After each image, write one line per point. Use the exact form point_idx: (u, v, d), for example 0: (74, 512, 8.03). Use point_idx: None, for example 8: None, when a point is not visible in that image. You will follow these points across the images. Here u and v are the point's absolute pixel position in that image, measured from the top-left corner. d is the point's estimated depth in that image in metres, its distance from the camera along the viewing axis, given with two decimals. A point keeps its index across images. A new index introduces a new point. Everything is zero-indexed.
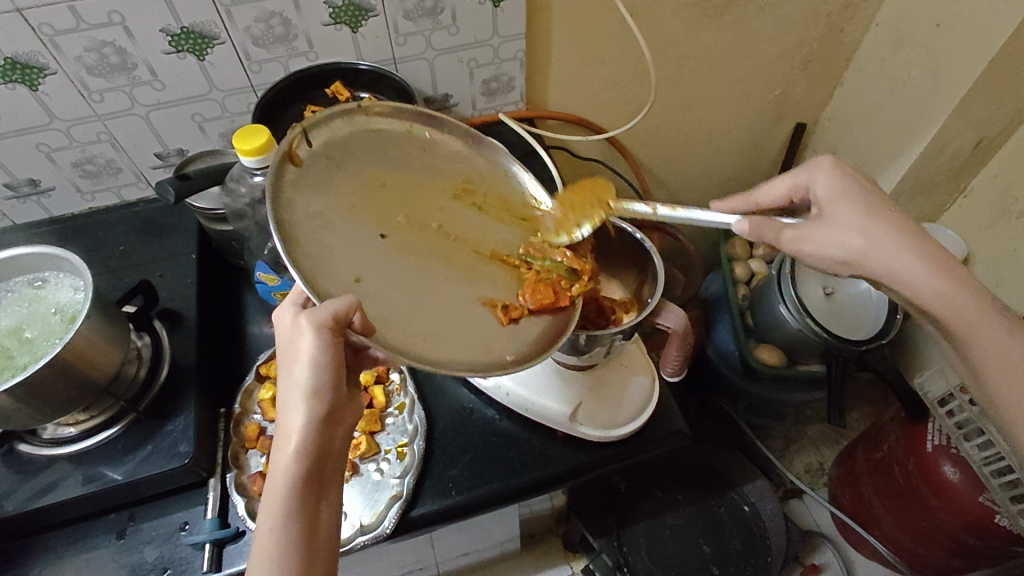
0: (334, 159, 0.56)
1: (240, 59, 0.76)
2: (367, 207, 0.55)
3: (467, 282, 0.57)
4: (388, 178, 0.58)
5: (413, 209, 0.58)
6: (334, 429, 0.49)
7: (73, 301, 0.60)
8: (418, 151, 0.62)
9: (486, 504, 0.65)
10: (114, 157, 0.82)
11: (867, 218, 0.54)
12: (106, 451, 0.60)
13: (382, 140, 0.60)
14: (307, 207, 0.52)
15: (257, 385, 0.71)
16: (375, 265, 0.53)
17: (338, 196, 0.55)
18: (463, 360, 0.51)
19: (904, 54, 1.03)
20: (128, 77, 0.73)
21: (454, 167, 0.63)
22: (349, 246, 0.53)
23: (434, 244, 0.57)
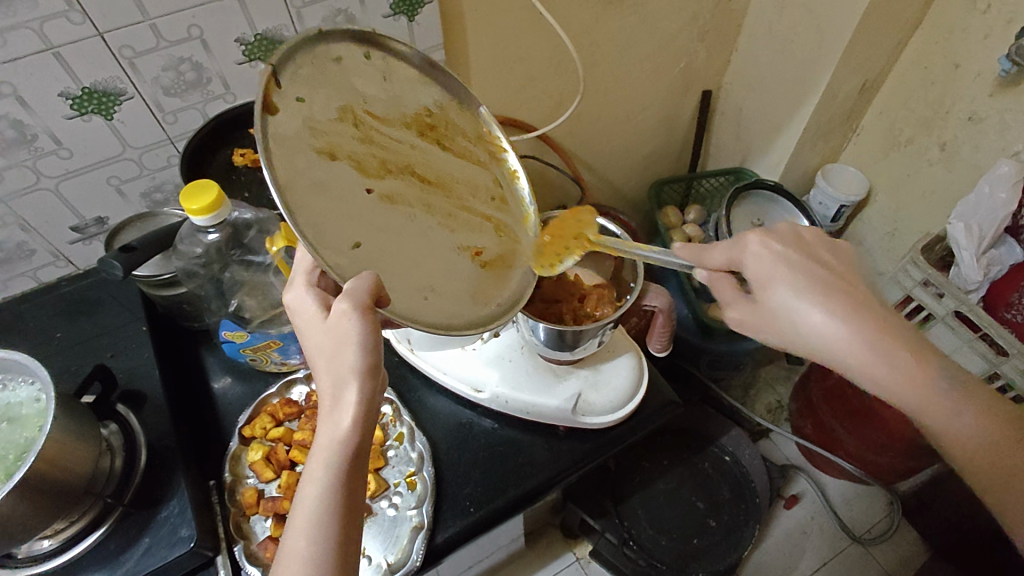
0: (306, 101, 0.49)
1: (153, 112, 0.71)
2: (353, 156, 0.52)
3: (455, 227, 0.58)
4: (360, 118, 0.54)
5: (388, 156, 0.55)
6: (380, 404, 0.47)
7: (27, 402, 0.55)
8: (382, 82, 0.57)
9: (506, 513, 0.65)
10: (25, 239, 0.75)
11: (822, 305, 0.52)
12: (97, 556, 0.55)
13: (344, 69, 0.53)
14: (295, 165, 0.46)
15: (244, 448, 0.67)
16: (372, 226, 0.51)
17: (322, 146, 0.49)
18: (465, 320, 0.55)
19: (787, 14, 1.12)
20: (30, 150, 0.67)
21: (412, 97, 0.59)
22: (345, 210, 0.49)
23: (414, 193, 0.56)
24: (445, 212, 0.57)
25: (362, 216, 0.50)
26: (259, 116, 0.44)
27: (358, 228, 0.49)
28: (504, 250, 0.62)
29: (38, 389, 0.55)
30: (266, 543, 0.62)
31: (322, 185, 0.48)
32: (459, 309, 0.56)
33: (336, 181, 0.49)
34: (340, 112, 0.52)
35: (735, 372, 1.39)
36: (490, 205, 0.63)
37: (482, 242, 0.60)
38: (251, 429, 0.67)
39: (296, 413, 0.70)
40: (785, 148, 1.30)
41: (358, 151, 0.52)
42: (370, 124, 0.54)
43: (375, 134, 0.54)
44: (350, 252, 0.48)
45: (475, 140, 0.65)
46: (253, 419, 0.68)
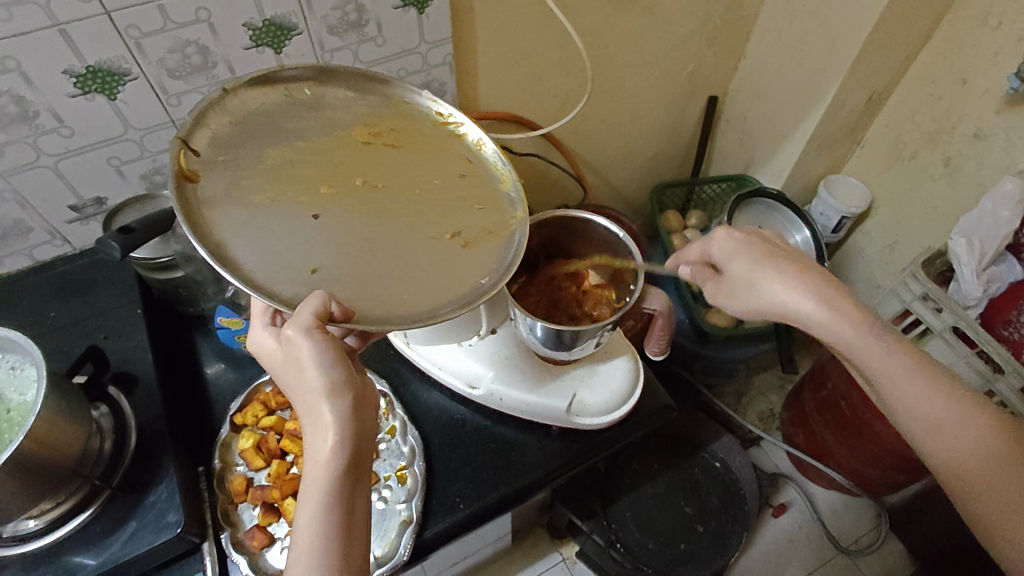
0: (232, 159, 0.54)
1: (157, 94, 0.70)
2: (294, 188, 0.55)
3: (428, 217, 0.59)
4: (296, 153, 0.57)
5: (337, 170, 0.58)
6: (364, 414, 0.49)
7: (17, 381, 0.54)
8: (313, 112, 0.60)
9: (495, 510, 0.65)
10: (22, 216, 0.74)
11: (778, 272, 0.60)
12: (82, 537, 0.55)
13: (271, 117, 0.58)
14: (233, 218, 0.52)
15: (235, 435, 0.67)
16: (327, 244, 0.54)
17: (254, 196, 0.54)
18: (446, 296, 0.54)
19: (798, 23, 1.11)
20: (31, 126, 0.66)
21: (349, 112, 0.61)
22: (294, 237, 0.53)
23: (366, 201, 0.58)
24: (407, 211, 0.58)
25: (308, 241, 0.54)
26: (175, 188, 0.50)
27: (302, 245, 0.53)
28: (485, 224, 0.60)
29: (30, 368, 0.55)
30: (254, 531, 0.61)
31: (264, 225, 0.53)
32: (435, 288, 0.55)
33: (282, 218, 0.53)
34: (265, 154, 0.56)
35: (728, 379, 1.39)
36: (462, 183, 0.62)
37: (458, 223, 0.59)
38: (241, 417, 0.67)
39: (288, 402, 0.69)
40: (789, 157, 1.30)
41: (291, 182, 0.55)
42: (306, 152, 0.57)
43: (311, 158, 0.57)
44: (310, 276, 0.52)
45: (433, 131, 0.65)
46: (245, 406, 0.68)
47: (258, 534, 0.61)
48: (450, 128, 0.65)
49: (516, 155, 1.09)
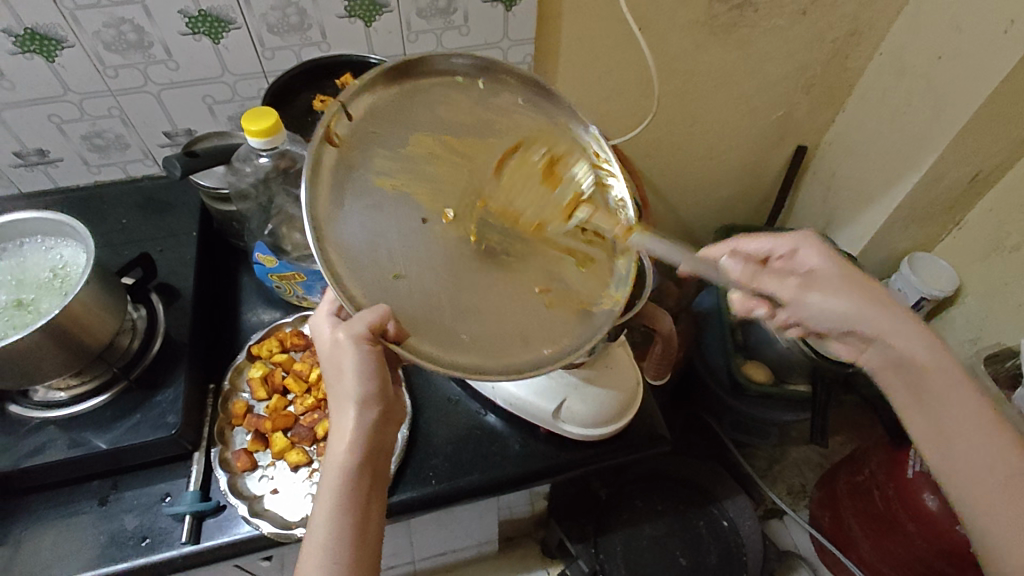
0: (376, 134, 0.56)
1: (255, 45, 0.77)
2: (415, 186, 0.56)
3: (528, 269, 0.58)
4: (433, 143, 0.58)
5: (460, 177, 0.58)
6: (386, 428, 0.55)
7: (68, 267, 0.61)
8: (469, 104, 0.59)
9: (464, 494, 0.66)
10: (123, 132, 0.83)
11: (885, 312, 0.57)
12: (94, 417, 0.61)
13: (426, 100, 0.58)
14: (350, 196, 0.53)
15: (249, 363, 0.72)
16: (421, 257, 0.55)
17: (384, 179, 0.55)
18: (502, 366, 0.54)
19: (905, 84, 1.05)
20: (144, 55, 0.75)
21: (508, 119, 0.60)
22: (392, 241, 0.54)
23: (483, 223, 0.57)
24: (512, 248, 0.58)
25: (410, 251, 0.54)
26: (316, 146, 0.51)
27: (400, 253, 0.54)
28: (579, 293, 0.58)
29: (79, 260, 0.62)
30: (240, 454, 0.65)
31: (376, 219, 0.54)
32: (501, 351, 0.55)
33: (393, 214, 0.55)
34: (409, 143, 0.57)
35: (760, 440, 1.32)
36: (577, 238, 0.60)
37: (554, 280, 0.58)
38: (258, 349, 0.72)
39: (302, 346, 0.73)
40: (872, 222, 1.22)
41: (424, 183, 0.57)
42: (445, 156, 0.58)
43: (446, 163, 0.58)
44: (390, 281, 0.53)
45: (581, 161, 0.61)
46: (264, 340, 0.73)
47: (244, 456, 0.65)
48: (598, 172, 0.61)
49: None
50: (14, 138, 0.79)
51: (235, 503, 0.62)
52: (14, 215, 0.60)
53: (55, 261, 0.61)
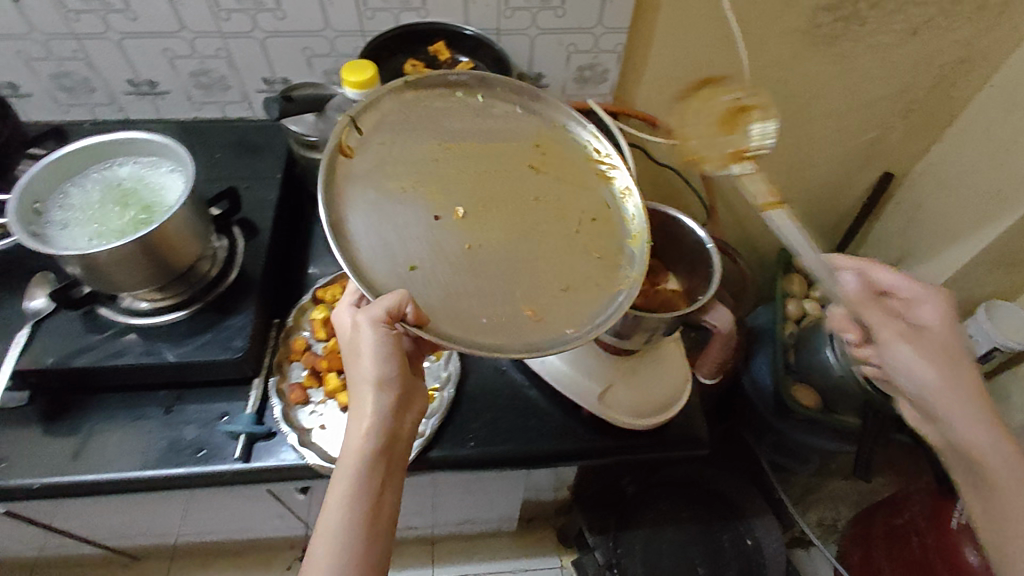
0: (386, 144, 0.62)
1: (358, 4, 0.81)
2: (427, 187, 0.61)
3: (553, 262, 0.60)
4: (443, 150, 0.63)
5: (475, 182, 0.63)
6: (403, 415, 0.58)
7: (167, 187, 0.65)
8: (474, 117, 0.67)
9: (499, 461, 0.67)
10: (226, 74, 0.88)
11: (931, 362, 0.66)
12: (171, 330, 0.66)
13: (431, 112, 0.65)
14: (365, 193, 0.58)
15: (311, 305, 0.75)
16: (437, 245, 0.58)
17: (390, 181, 0.60)
18: (523, 343, 0.55)
19: (1012, 120, 0.99)
20: (256, 2, 0.79)
21: (520, 133, 0.67)
22: (407, 233, 0.58)
23: (488, 218, 0.61)
24: (526, 240, 0.61)
25: (421, 244, 0.58)
26: (329, 155, 0.58)
27: (410, 242, 0.58)
28: (597, 276, 0.60)
29: (178, 183, 0.65)
30: (296, 387, 0.68)
31: (387, 215, 0.58)
32: (519, 329, 0.56)
33: (401, 211, 0.59)
34: (416, 150, 0.63)
35: (799, 466, 1.27)
36: (589, 227, 0.63)
37: (570, 271, 0.60)
38: (321, 292, 0.75)
39: None
40: (954, 262, 1.16)
41: (426, 183, 0.61)
42: (450, 161, 0.63)
43: (456, 165, 0.63)
44: (403, 271, 0.56)
45: (577, 161, 0.67)
46: (328, 285, 0.76)
47: (298, 391, 0.68)
48: (601, 167, 0.67)
49: (655, 163, 1.09)
50: (130, 67, 0.85)
51: (285, 431, 0.65)
52: (129, 132, 0.65)
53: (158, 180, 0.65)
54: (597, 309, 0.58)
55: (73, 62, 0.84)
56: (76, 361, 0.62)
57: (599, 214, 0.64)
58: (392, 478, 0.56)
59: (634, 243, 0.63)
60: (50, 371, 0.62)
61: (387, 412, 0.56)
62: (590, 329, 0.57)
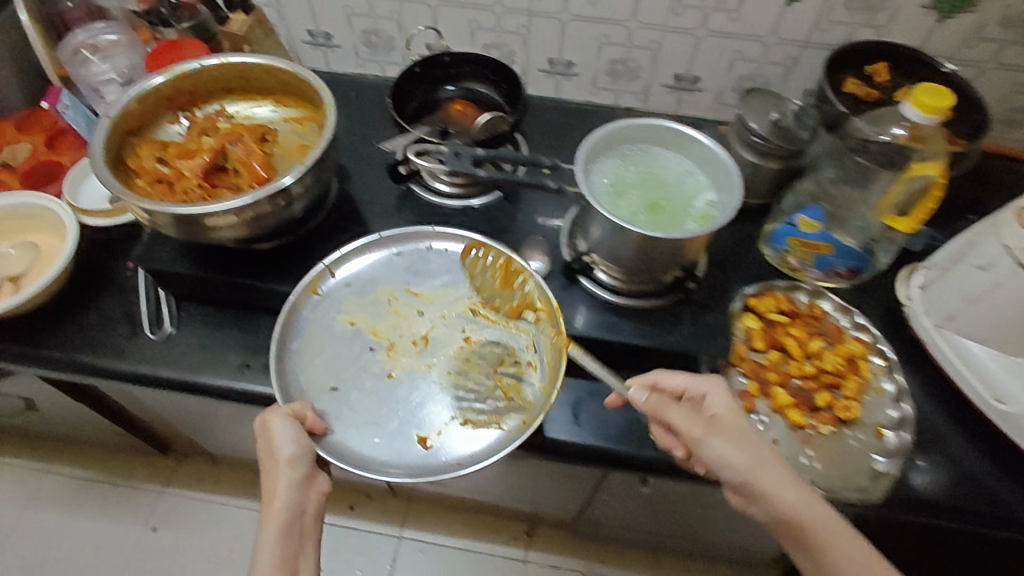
0: (352, 284, 0.71)
1: (820, 15, 0.79)
2: (372, 318, 0.69)
3: (459, 402, 0.65)
4: (395, 294, 0.71)
5: (412, 319, 0.69)
6: (310, 491, 0.58)
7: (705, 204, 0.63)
8: (433, 253, 0.74)
9: (963, 522, 0.62)
10: (643, 65, 0.90)
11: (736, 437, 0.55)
12: (642, 318, 0.67)
13: (404, 258, 0.73)
14: (322, 328, 0.68)
15: (741, 312, 0.72)
16: (359, 372, 0.66)
17: (341, 316, 0.69)
18: (409, 473, 0.60)
19: None
20: (718, 1, 0.80)
21: (482, 274, 0.71)
22: (337, 357, 0.67)
23: (410, 350, 0.68)
24: (439, 381, 0.66)
25: (353, 369, 0.66)
26: (304, 291, 0.68)
27: (353, 369, 0.66)
28: (502, 419, 0.64)
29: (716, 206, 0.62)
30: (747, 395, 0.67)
31: (331, 347, 0.67)
32: (423, 469, 0.61)
33: (347, 343, 0.68)
34: (379, 291, 0.71)
35: None
36: (508, 368, 0.66)
37: (462, 411, 0.64)
38: (755, 304, 0.72)
39: (793, 312, 0.73)
40: None
41: (386, 322, 0.69)
42: (414, 306, 0.71)
43: (405, 305, 0.71)
44: (328, 392, 0.64)
45: (494, 290, 0.70)
46: (761, 294, 0.73)
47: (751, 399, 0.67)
48: (523, 302, 0.69)
49: None
50: (561, 47, 0.89)
51: None
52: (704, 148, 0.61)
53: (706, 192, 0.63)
54: (485, 451, 0.62)
55: (512, 36, 0.89)
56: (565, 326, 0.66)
57: (508, 362, 0.66)
58: (303, 548, 0.57)
59: (545, 387, 0.65)
60: (546, 333, 0.66)
61: (298, 488, 0.57)
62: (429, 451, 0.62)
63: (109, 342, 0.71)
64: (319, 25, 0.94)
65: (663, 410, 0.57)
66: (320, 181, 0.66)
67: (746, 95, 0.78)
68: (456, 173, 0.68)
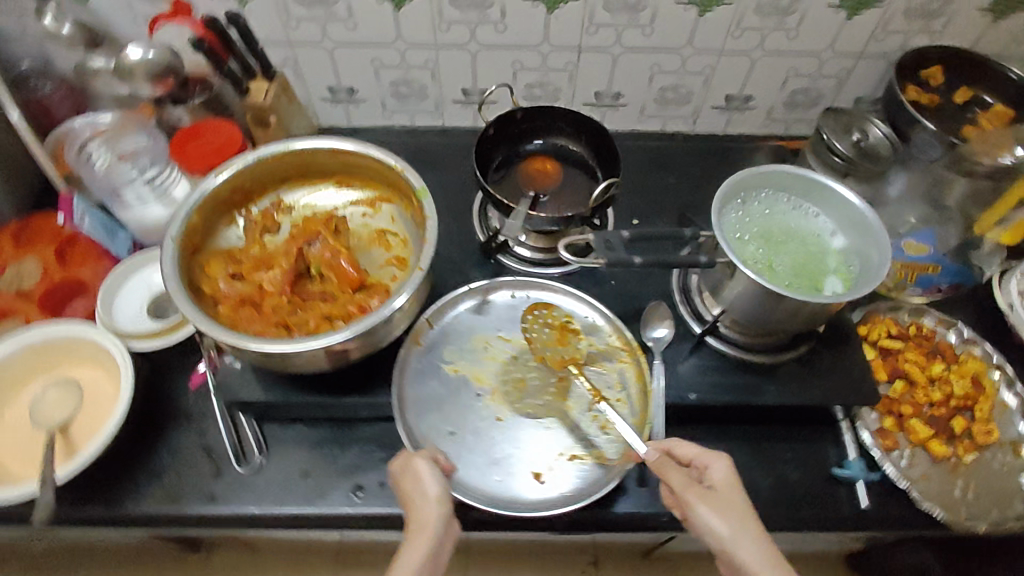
0: (449, 333, 0.65)
1: (879, 26, 0.78)
2: (472, 364, 0.64)
3: (565, 436, 0.61)
4: (489, 339, 0.66)
5: (511, 359, 0.65)
6: (450, 531, 0.54)
7: (836, 274, 0.59)
8: (515, 295, 0.68)
9: None
10: (695, 90, 0.86)
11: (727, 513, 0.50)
12: (777, 375, 0.65)
13: (487, 308, 0.67)
14: (425, 381, 0.63)
15: None
16: (471, 421, 0.61)
17: (445, 366, 0.64)
18: (537, 505, 0.57)
19: None
20: (777, 22, 0.77)
21: (566, 310, 0.67)
22: (444, 407, 0.62)
23: (513, 394, 0.63)
24: (542, 418, 0.62)
25: (469, 413, 0.62)
26: (409, 343, 0.64)
27: (460, 420, 0.61)
28: (608, 449, 0.61)
29: (846, 282, 0.59)
30: (887, 434, 0.67)
31: (435, 398, 0.62)
32: (545, 505, 0.57)
33: (454, 393, 0.63)
34: (473, 337, 0.66)
35: None
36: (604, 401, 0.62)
37: (570, 444, 0.61)
38: (869, 335, 0.73)
39: (903, 334, 0.73)
40: None
41: (486, 368, 0.64)
42: (508, 350, 0.65)
43: (500, 349, 0.65)
44: (448, 439, 0.60)
45: (577, 332, 0.66)
46: (869, 322, 0.73)
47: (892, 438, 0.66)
48: (614, 343, 0.65)
49: None
50: (609, 80, 0.85)
51: (904, 484, 0.64)
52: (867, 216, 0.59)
53: (837, 259, 0.60)
54: (602, 481, 0.59)
55: (557, 73, 0.84)
56: (705, 397, 0.63)
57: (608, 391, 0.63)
58: None
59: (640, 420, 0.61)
60: (687, 406, 0.63)
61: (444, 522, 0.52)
62: (550, 492, 0.58)
63: (194, 488, 0.64)
64: (341, 81, 0.85)
65: (664, 474, 0.53)
66: (428, 283, 0.59)
67: (823, 114, 0.78)
68: (615, 266, 0.58)
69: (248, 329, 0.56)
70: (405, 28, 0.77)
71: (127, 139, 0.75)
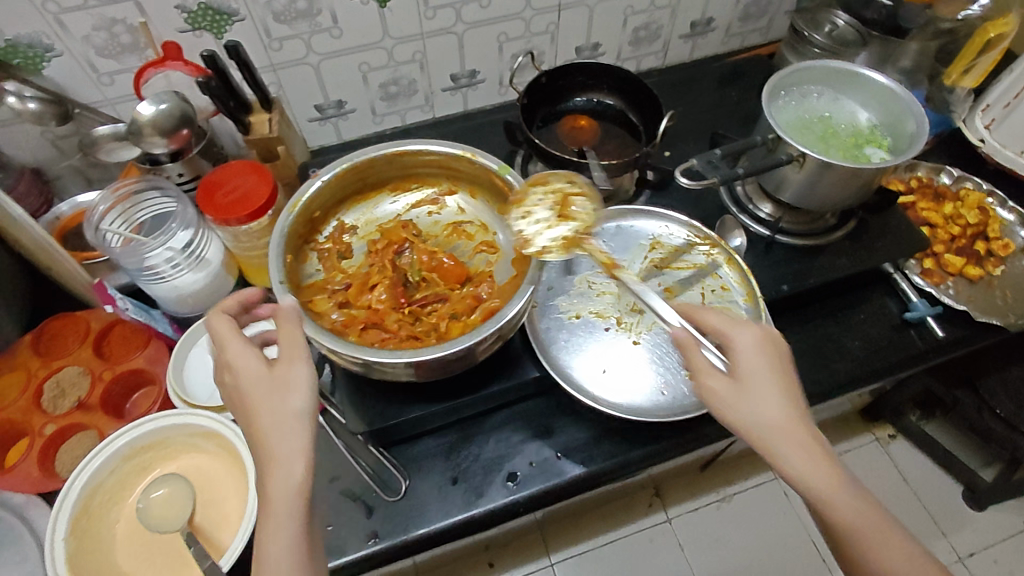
0: (554, 285, 0.69)
1: None
2: (590, 304, 0.68)
3: None
4: (592, 279, 0.70)
5: (620, 288, 0.69)
6: None
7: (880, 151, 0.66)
8: (594, 230, 0.72)
9: None
10: (663, 24, 0.90)
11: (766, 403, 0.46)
12: (841, 249, 0.71)
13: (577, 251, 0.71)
14: (559, 331, 0.66)
15: None
16: (614, 353, 0.65)
17: (568, 316, 0.67)
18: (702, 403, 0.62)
19: None
20: None
21: (640, 232, 0.72)
22: (584, 349, 0.65)
23: (638, 318, 0.68)
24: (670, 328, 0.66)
25: (610, 347, 0.66)
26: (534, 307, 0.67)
27: (607, 357, 0.65)
28: None
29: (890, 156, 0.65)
30: (933, 271, 0.75)
31: (574, 344, 0.66)
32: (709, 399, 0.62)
33: (587, 335, 0.66)
34: (576, 282, 0.70)
35: None
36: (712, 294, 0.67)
37: None
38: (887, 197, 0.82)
39: (909, 190, 0.84)
40: None
41: (603, 304, 0.68)
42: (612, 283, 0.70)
43: (605, 284, 0.70)
44: (602, 374, 0.64)
45: (659, 249, 0.71)
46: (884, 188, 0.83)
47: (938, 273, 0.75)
48: (696, 252, 0.70)
49: None
50: (587, 33, 0.87)
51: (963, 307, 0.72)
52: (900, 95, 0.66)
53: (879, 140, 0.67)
54: None
55: (540, 37, 0.85)
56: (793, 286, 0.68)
57: (713, 283, 0.68)
58: None
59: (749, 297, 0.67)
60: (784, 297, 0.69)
61: None
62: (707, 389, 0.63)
63: (352, 532, 0.61)
64: (329, 96, 0.82)
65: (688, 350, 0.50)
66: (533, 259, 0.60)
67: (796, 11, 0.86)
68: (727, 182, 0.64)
69: (383, 346, 0.53)
70: (391, 24, 0.75)
71: (143, 204, 0.68)
